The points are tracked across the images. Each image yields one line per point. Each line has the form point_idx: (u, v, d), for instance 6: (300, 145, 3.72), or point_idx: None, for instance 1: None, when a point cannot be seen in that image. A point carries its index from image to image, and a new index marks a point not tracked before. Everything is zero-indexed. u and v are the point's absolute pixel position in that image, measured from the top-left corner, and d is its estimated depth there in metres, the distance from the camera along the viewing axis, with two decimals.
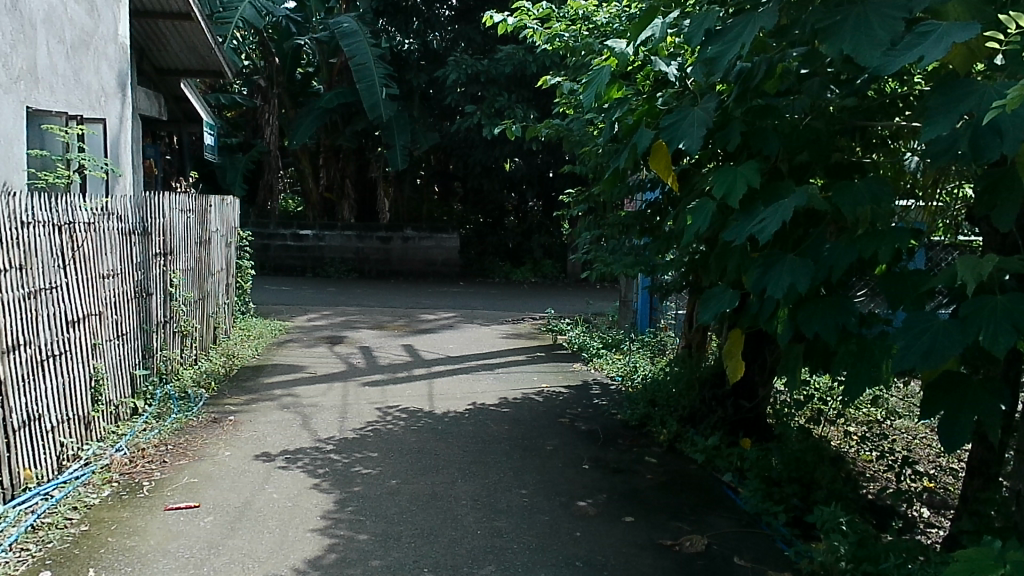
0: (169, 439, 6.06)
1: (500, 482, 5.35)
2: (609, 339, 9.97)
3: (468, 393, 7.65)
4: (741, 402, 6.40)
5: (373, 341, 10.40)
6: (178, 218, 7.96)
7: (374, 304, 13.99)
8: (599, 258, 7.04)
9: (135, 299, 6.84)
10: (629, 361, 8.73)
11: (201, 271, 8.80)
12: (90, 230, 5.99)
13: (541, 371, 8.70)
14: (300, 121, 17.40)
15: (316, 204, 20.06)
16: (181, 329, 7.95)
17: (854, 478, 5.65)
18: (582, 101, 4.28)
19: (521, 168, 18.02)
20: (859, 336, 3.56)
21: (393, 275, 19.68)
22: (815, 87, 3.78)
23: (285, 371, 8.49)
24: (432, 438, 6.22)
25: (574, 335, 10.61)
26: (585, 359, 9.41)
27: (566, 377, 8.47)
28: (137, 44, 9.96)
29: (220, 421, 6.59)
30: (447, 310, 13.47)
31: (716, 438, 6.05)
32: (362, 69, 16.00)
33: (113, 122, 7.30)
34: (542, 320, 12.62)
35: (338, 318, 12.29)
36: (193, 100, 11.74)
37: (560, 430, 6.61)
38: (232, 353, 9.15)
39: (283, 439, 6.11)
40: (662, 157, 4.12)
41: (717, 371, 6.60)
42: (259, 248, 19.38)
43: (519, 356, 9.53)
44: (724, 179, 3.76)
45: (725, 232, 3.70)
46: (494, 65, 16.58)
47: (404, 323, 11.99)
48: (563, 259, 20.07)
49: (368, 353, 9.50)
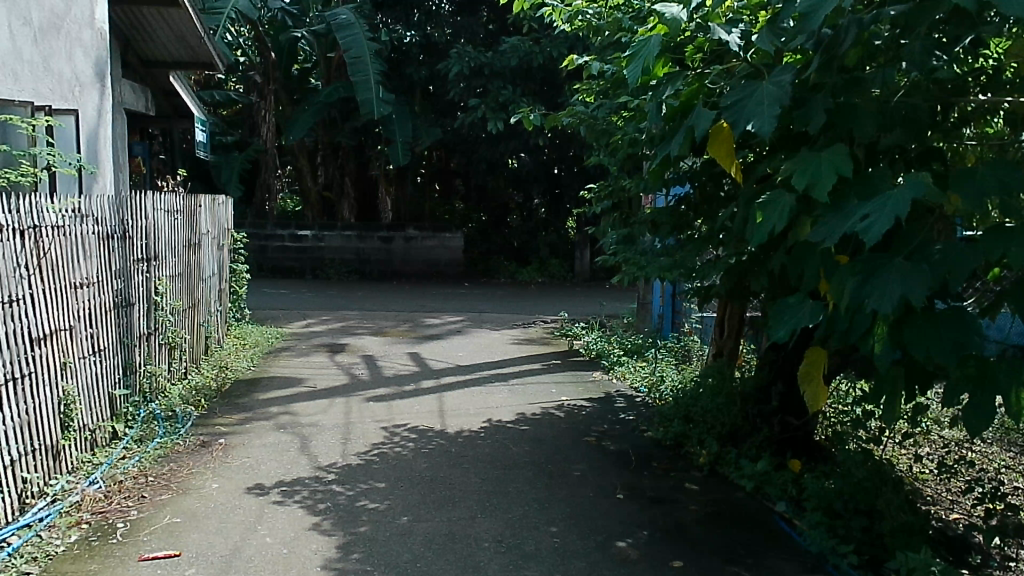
0: (152, 468, 5.40)
1: (526, 518, 4.69)
2: (630, 346, 9.30)
3: (482, 409, 7.00)
4: (788, 420, 5.78)
5: (376, 349, 9.74)
6: (163, 219, 7.30)
7: (376, 308, 13.33)
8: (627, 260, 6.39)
9: (113, 310, 6.17)
10: (654, 370, 8.09)
11: (191, 277, 8.14)
12: (59, 234, 5.31)
13: (559, 382, 8.05)
14: (297, 117, 16.73)
15: (314, 203, 19.39)
16: (169, 341, 7.29)
17: (918, 505, 4.99)
18: (626, 79, 3.62)
19: (528, 164, 17.33)
20: (979, 355, 2.92)
21: (395, 276, 19.01)
22: (919, 53, 3.08)
23: (282, 385, 7.83)
24: (446, 464, 5.56)
25: (591, 341, 9.95)
26: (605, 367, 8.76)
27: (587, 389, 7.81)
28: (121, 33, 9.29)
29: (210, 444, 5.93)
30: (453, 314, 12.81)
31: (764, 463, 5.42)
32: (358, 63, 15.33)
33: (89, 115, 6.64)
34: (554, 323, 11.94)
35: (337, 324, 11.63)
36: (182, 95, 11.06)
37: (587, 452, 5.96)
38: (226, 364, 8.49)
39: (279, 467, 5.45)
40: (724, 142, 3.47)
41: (760, 385, 5.97)
42: (256, 249, 18.74)
43: (534, 365, 8.87)
44: (806, 167, 3.12)
45: (810, 232, 3.03)
46: (498, 57, 15.87)
47: (408, 329, 11.33)
48: (571, 259, 19.41)
49: (371, 363, 8.84)
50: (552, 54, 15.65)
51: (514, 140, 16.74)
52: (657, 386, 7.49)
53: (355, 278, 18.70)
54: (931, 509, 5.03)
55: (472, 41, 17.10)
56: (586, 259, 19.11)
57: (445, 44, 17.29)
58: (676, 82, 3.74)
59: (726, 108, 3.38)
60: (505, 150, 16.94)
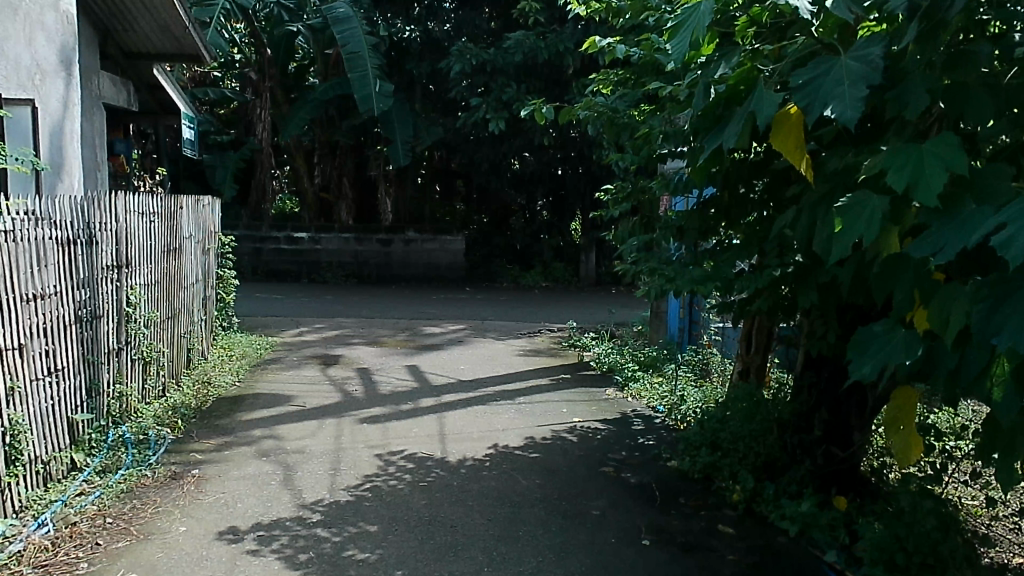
0: (112, 506, 4.75)
1: (539, 572, 4.05)
2: (645, 360, 8.65)
3: (487, 432, 6.35)
4: (833, 451, 5.10)
5: (372, 361, 9.10)
6: (137, 222, 6.65)
7: (374, 315, 12.68)
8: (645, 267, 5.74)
9: (76, 325, 5.50)
10: (674, 388, 7.50)
11: (170, 285, 7.48)
12: (8, 241, 4.65)
13: (570, 400, 7.39)
14: (292, 114, 16.23)
15: (311, 205, 18.72)
16: (143, 356, 6.63)
17: (982, 551, 4.35)
18: (670, 55, 3.01)
19: (531, 164, 16.68)
20: None
21: (395, 280, 18.37)
22: None
23: (267, 403, 7.17)
24: (447, 502, 4.91)
25: (602, 353, 9.30)
26: (618, 383, 8.11)
27: (601, 409, 7.15)
28: (99, 22, 8.64)
29: (182, 476, 5.28)
30: (455, 321, 12.15)
31: (808, 501, 4.78)
32: (355, 59, 14.69)
33: (53, 107, 6.00)
34: (561, 333, 11.29)
35: (332, 332, 10.99)
36: (168, 89, 10.41)
37: (605, 485, 5.31)
38: (209, 380, 7.84)
39: (257, 505, 4.80)
40: (792, 131, 2.84)
41: (799, 412, 5.32)
42: (250, 252, 18.14)
43: (542, 380, 8.22)
44: (905, 161, 2.49)
45: (914, 243, 2.40)
46: (501, 53, 15.19)
47: (407, 338, 10.67)
48: (576, 263, 18.73)
49: (366, 378, 8.18)
50: (558, 49, 14.97)
51: (518, 139, 16.05)
52: (676, 406, 6.93)
53: (352, 282, 18.06)
54: (991, 552, 4.45)
55: (474, 36, 16.44)
56: (591, 263, 18.44)
57: (446, 39, 16.63)
58: (729, 61, 3.14)
59: (796, 90, 2.78)
60: (508, 149, 16.27)
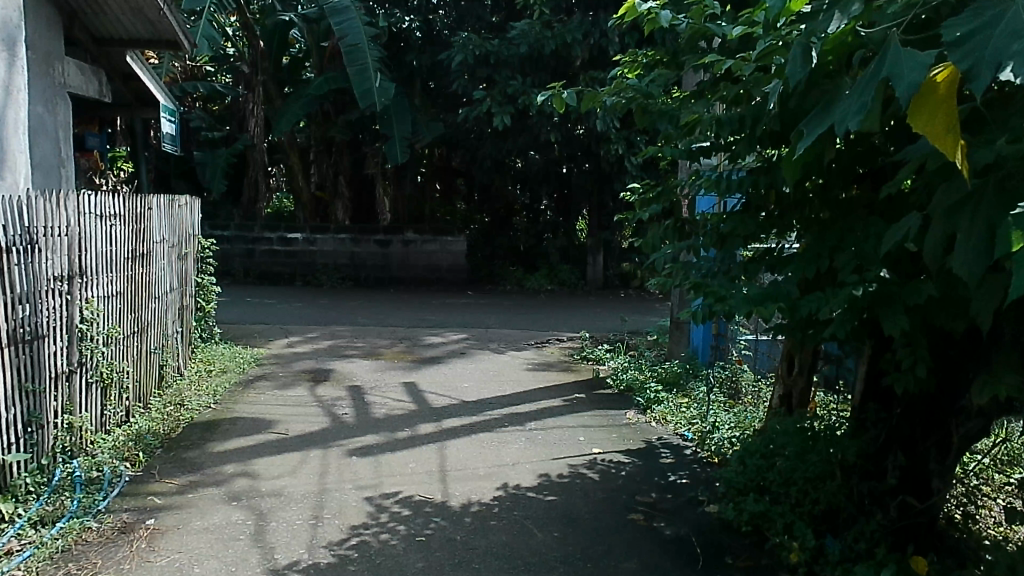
0: (42, 571, 3.90)
1: None
2: (666, 377, 7.82)
3: (494, 468, 5.52)
4: (908, 502, 4.33)
5: (366, 378, 8.26)
6: (94, 225, 5.80)
7: (370, 323, 11.83)
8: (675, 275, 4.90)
9: (11, 348, 4.66)
10: (705, 412, 6.65)
11: (136, 295, 6.64)
12: None
13: (587, 426, 6.56)
14: (285, 109, 15.44)
15: (306, 204, 17.88)
16: (102, 378, 5.79)
17: None
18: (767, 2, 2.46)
19: (536, 164, 15.58)
20: None
21: (393, 283, 17.53)
22: None
23: (245, 430, 6.33)
24: (448, 566, 4.08)
25: (619, 369, 8.46)
26: (639, 405, 7.28)
27: (622, 437, 6.32)
28: (65, 3, 7.81)
29: (133, 529, 4.46)
30: (457, 330, 11.29)
31: (887, 568, 3.93)
32: (354, 51, 13.85)
33: None
34: (572, 344, 10.45)
35: (325, 343, 10.16)
36: (145, 79, 9.57)
37: (636, 539, 4.48)
38: (182, 401, 7.01)
39: (219, 571, 3.97)
40: (941, 106, 2.01)
41: (866, 454, 4.52)
42: (242, 253, 17.32)
43: (554, 401, 7.38)
44: None
45: None
46: (506, 45, 14.32)
47: (405, 349, 9.82)
48: (582, 265, 17.84)
49: (359, 399, 7.34)
50: (565, 40, 14.11)
51: (523, 135, 15.05)
52: (709, 436, 6.09)
53: (348, 285, 17.22)
54: None
55: (477, 27, 15.60)
56: (599, 265, 17.54)
57: (446, 30, 15.78)
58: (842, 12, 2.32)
59: (951, 47, 1.95)
60: (511, 147, 15.24)
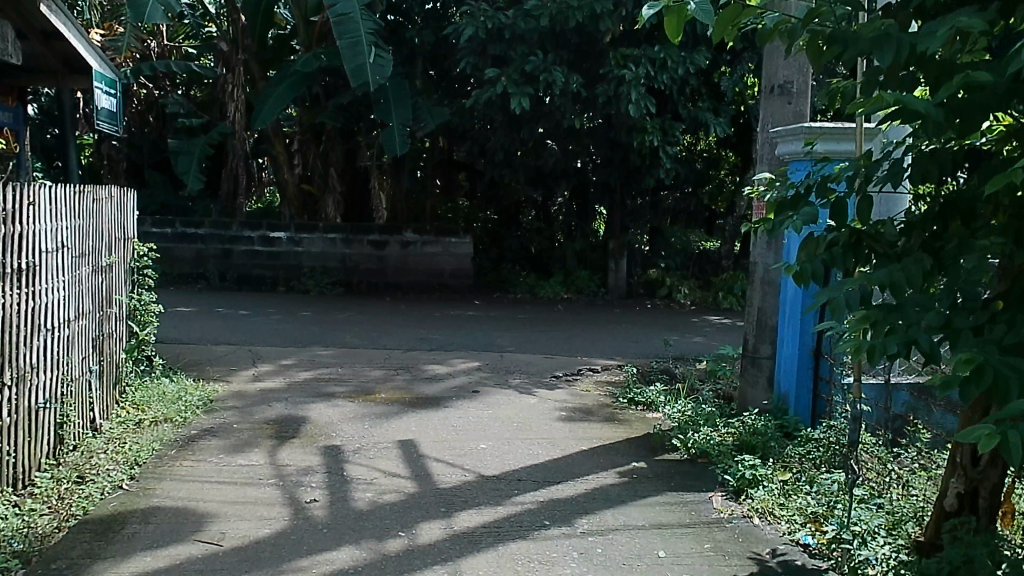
0: None
1: None
2: (753, 440, 5.77)
3: None
4: None
5: (348, 431, 6.19)
6: None
7: (361, 345, 9.75)
8: (892, 328, 2.77)
9: None
10: (837, 508, 4.59)
11: (8, 329, 4.59)
12: None
13: (665, 530, 4.51)
14: (267, 92, 13.36)
15: (292, 199, 15.69)
16: None
17: None
18: None
19: (555, 155, 13.53)
20: None
21: (390, 290, 15.43)
22: None
23: (163, 534, 4.27)
24: None
25: (682, 420, 6.41)
26: (725, 483, 5.24)
27: (721, 553, 4.27)
28: None
29: None
30: (466, 356, 9.21)
31: None
32: (344, 22, 11.81)
33: None
34: (611, 378, 8.36)
35: (303, 374, 8.07)
36: (78, 48, 7.50)
37: None
38: (83, 479, 4.91)
39: None
40: None
41: None
42: (219, 254, 15.23)
43: (607, 477, 5.32)
44: None
45: None
46: (522, 17, 12.19)
47: (401, 386, 7.68)
48: (603, 271, 15.69)
49: (337, 470, 5.30)
50: (593, 12, 11.95)
51: (540, 123, 12.96)
52: (856, 555, 4.08)
53: (339, 291, 15.10)
54: None
55: None
56: (622, 272, 15.40)
57: (454, 2, 13.64)
58: None
59: None
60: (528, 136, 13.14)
